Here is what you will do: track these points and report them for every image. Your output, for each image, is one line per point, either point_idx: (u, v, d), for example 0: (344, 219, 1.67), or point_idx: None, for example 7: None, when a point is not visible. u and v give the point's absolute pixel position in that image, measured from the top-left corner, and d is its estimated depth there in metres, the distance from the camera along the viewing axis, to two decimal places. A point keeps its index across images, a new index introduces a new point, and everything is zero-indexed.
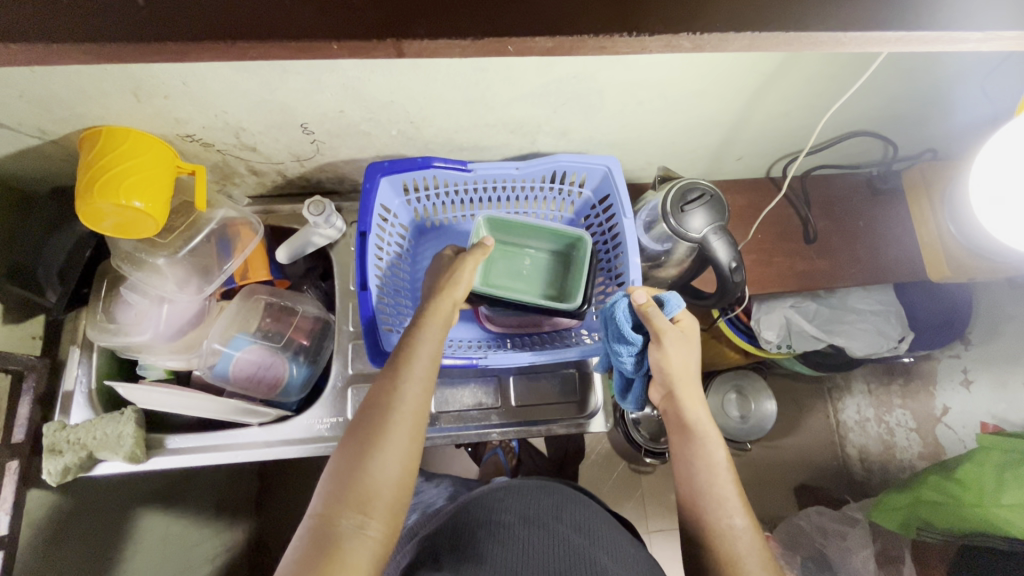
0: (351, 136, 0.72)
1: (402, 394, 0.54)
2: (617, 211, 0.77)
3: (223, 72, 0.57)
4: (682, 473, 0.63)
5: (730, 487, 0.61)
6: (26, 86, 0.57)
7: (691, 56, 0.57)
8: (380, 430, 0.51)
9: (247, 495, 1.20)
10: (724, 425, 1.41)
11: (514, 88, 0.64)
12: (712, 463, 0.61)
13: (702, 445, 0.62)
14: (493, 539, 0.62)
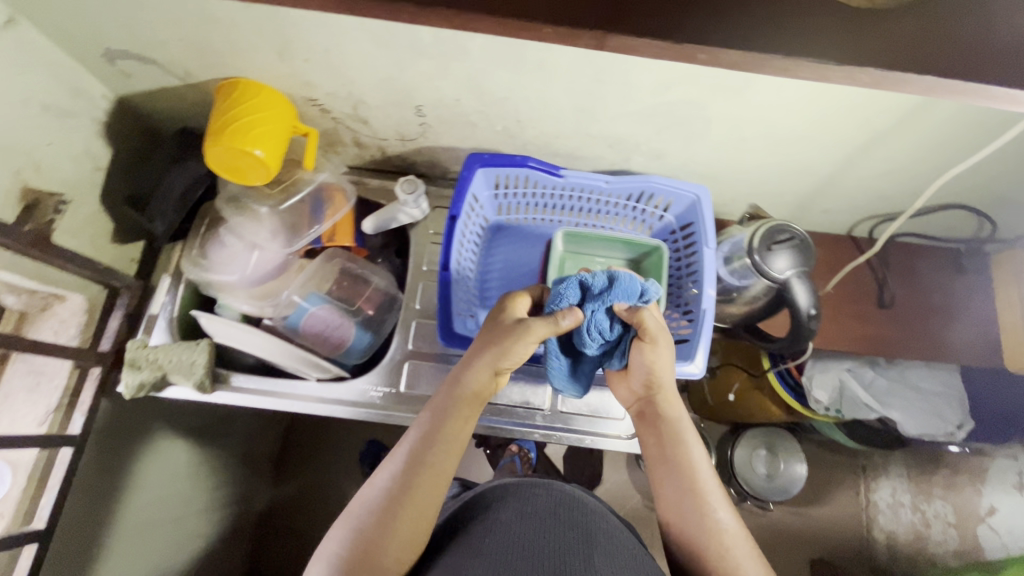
0: (458, 125, 0.76)
1: (430, 466, 0.59)
2: (698, 241, 0.78)
3: (365, 45, 0.61)
4: (664, 477, 0.67)
5: (714, 488, 0.65)
6: (189, 30, 0.63)
7: (823, 85, 0.57)
8: (403, 501, 0.57)
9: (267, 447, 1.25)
10: (748, 479, 1.38)
11: (626, 103, 0.66)
12: (692, 464, 0.65)
13: (685, 446, 0.67)
14: (482, 538, 0.60)
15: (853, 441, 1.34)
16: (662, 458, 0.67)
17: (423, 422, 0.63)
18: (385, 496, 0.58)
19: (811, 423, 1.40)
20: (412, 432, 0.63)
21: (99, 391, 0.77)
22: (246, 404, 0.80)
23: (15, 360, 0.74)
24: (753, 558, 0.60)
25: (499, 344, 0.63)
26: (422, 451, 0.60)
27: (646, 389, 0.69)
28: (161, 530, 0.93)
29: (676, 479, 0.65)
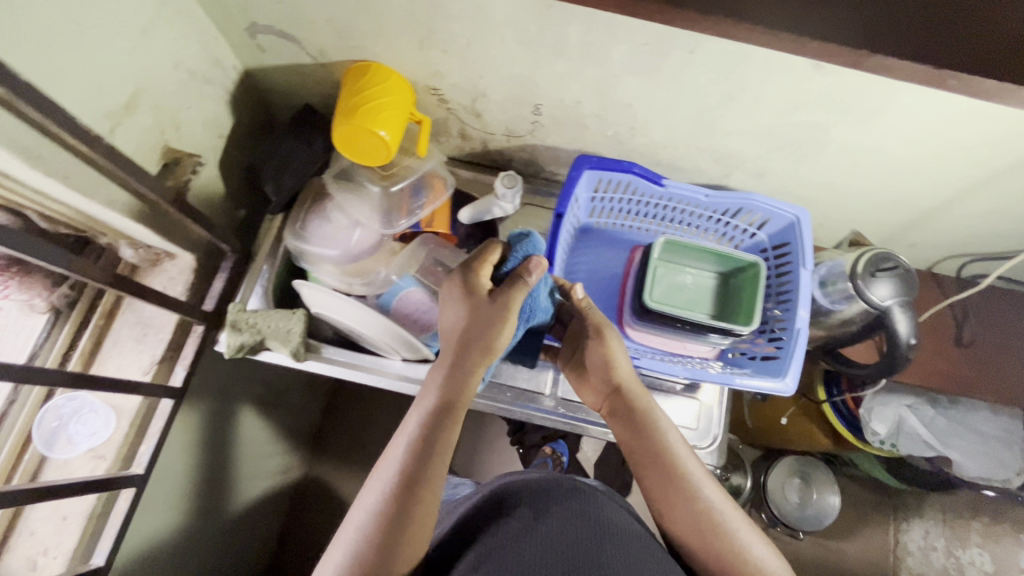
0: (569, 126, 0.78)
1: (424, 479, 0.58)
2: (794, 262, 0.79)
3: (508, 41, 0.64)
4: (648, 470, 0.69)
5: (698, 470, 0.67)
6: (339, 13, 0.65)
7: (988, 104, 0.56)
8: (398, 521, 0.55)
9: (298, 418, 1.29)
10: (779, 505, 1.37)
11: (747, 120, 0.68)
12: (671, 449, 0.68)
13: (659, 431, 0.70)
14: (497, 534, 0.57)
15: (893, 478, 1.34)
16: (640, 447, 0.70)
17: (408, 433, 0.61)
18: (380, 516, 0.55)
19: (851, 456, 1.40)
20: (398, 445, 0.61)
21: (199, 348, 0.80)
22: (335, 374, 0.83)
23: (126, 310, 0.78)
24: (754, 533, 0.63)
25: (484, 329, 0.65)
26: (412, 463, 0.58)
27: (611, 385, 0.75)
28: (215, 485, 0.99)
29: (664, 464, 0.68)
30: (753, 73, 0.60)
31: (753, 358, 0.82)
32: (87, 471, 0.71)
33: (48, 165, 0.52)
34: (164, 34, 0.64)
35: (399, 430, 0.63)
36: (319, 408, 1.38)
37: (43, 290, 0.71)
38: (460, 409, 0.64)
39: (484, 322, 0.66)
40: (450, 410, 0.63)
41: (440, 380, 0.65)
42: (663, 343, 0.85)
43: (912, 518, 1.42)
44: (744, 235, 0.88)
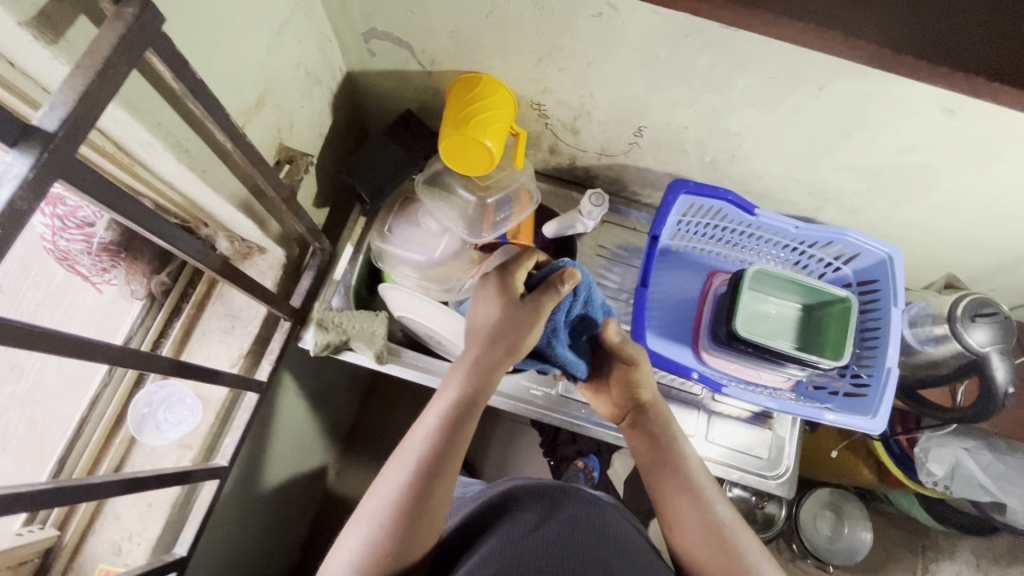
0: (668, 149, 0.79)
1: (445, 473, 0.58)
2: (884, 300, 0.78)
3: (631, 64, 0.64)
4: (660, 484, 0.68)
5: (709, 485, 0.66)
6: (465, 25, 0.66)
7: None
8: (419, 511, 0.55)
9: (338, 414, 1.30)
10: (813, 539, 1.35)
11: (857, 158, 0.69)
12: (685, 463, 0.68)
13: (676, 448, 0.70)
14: (508, 531, 0.56)
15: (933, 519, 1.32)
16: (654, 462, 0.69)
17: (429, 424, 0.60)
18: (399, 504, 0.55)
19: (887, 493, 1.39)
20: (417, 435, 0.60)
21: (285, 343, 0.79)
22: (411, 378, 0.83)
23: (216, 300, 0.78)
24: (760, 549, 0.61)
25: (516, 332, 0.64)
26: (432, 455, 0.58)
27: (631, 399, 0.74)
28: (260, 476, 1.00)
29: (675, 477, 0.67)
30: (879, 113, 0.61)
31: (833, 394, 0.81)
32: (173, 460, 0.72)
33: (192, 158, 0.53)
34: (293, 33, 0.65)
35: (420, 419, 0.62)
36: (356, 404, 1.38)
37: (143, 277, 0.72)
38: (480, 403, 0.64)
39: (519, 323, 0.65)
40: (472, 405, 0.63)
41: (463, 374, 0.64)
42: (741, 371, 0.85)
43: (942, 561, 1.41)
44: (826, 267, 0.87)
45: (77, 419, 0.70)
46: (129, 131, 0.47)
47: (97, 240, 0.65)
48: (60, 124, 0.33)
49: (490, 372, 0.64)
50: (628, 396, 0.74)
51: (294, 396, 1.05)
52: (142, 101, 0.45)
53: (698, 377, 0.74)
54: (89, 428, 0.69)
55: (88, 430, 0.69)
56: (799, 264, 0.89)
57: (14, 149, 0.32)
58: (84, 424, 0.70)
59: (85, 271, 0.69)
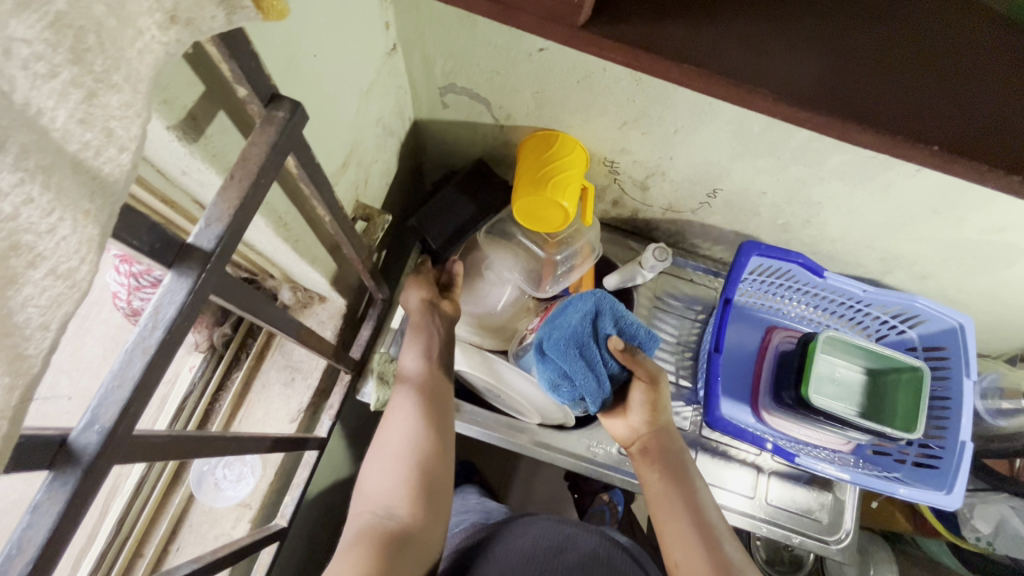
0: (740, 211, 0.78)
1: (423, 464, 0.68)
2: (954, 368, 0.78)
3: (722, 135, 0.63)
4: (666, 512, 0.69)
5: (722, 525, 0.68)
6: (552, 88, 0.65)
7: None
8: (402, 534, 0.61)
9: None
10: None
11: (941, 232, 0.68)
12: (698, 500, 0.69)
13: (691, 485, 0.71)
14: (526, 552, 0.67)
15: (962, 568, 1.30)
16: (659, 487, 0.71)
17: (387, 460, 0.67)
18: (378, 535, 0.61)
19: (916, 538, 1.37)
20: (377, 473, 0.67)
21: (345, 398, 0.77)
22: (474, 436, 0.82)
23: (275, 351, 0.76)
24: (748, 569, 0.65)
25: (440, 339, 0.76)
26: (399, 482, 0.65)
27: (649, 428, 0.74)
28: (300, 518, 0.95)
29: (685, 509, 0.69)
30: (975, 195, 0.60)
31: (901, 462, 0.80)
32: (232, 522, 0.69)
33: (289, 231, 0.52)
34: (377, 92, 0.64)
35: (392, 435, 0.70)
36: None
37: (208, 328, 0.72)
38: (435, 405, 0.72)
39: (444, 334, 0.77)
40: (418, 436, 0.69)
41: (408, 400, 0.72)
42: (802, 433, 0.84)
43: None
44: (889, 328, 0.86)
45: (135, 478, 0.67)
46: None
47: None
48: (217, 242, 0.31)
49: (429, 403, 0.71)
50: (645, 420, 0.74)
51: (334, 438, 1.02)
52: None
53: (772, 445, 0.73)
54: (148, 487, 0.67)
55: (146, 490, 0.67)
56: (860, 323, 0.88)
57: (171, 270, 0.30)
58: (142, 482, 0.67)
59: None
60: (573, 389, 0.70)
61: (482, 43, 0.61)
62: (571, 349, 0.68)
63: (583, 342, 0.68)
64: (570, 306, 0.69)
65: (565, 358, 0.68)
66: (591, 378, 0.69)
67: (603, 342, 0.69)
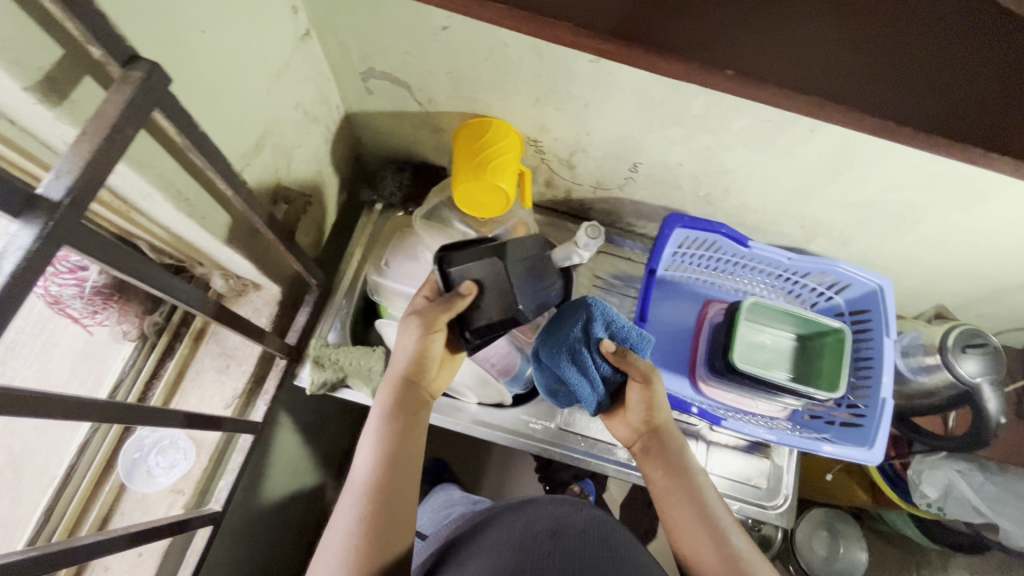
0: (663, 184, 0.80)
1: (408, 437, 0.64)
2: (876, 330, 0.80)
3: (628, 107, 0.66)
4: (671, 508, 0.66)
5: (729, 518, 0.64)
6: (463, 67, 0.67)
7: None
8: (384, 525, 0.57)
9: (338, 450, 1.26)
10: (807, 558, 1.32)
11: (848, 194, 0.70)
12: (704, 493, 0.65)
13: (695, 480, 0.67)
14: (517, 537, 0.62)
15: (924, 538, 1.29)
16: (665, 487, 0.67)
17: (369, 448, 0.63)
18: (358, 527, 0.56)
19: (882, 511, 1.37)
20: (362, 453, 0.62)
21: (280, 382, 0.78)
22: None
23: (209, 339, 0.77)
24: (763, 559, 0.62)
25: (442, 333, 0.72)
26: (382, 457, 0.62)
27: (647, 425, 0.71)
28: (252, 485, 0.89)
29: (691, 505, 0.64)
30: (869, 154, 0.62)
31: (830, 424, 0.82)
32: (165, 507, 0.70)
33: (191, 206, 0.53)
34: (292, 76, 0.65)
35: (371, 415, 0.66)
36: (350, 439, 1.31)
37: (136, 317, 0.71)
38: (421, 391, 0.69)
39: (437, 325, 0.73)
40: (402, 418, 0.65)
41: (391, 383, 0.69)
42: (736, 402, 0.85)
43: None
44: (818, 296, 0.88)
45: (66, 466, 0.68)
46: (130, 183, 0.47)
47: (90, 284, 0.63)
48: (66, 194, 0.33)
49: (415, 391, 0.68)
50: (643, 418, 0.71)
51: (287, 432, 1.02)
52: (145, 157, 0.45)
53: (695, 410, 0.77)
54: (78, 474, 0.67)
55: (76, 478, 0.67)
56: (792, 293, 0.90)
57: (15, 220, 0.31)
58: (73, 470, 0.68)
59: (74, 313, 0.67)
60: (568, 392, 0.73)
61: (388, 25, 0.63)
62: (561, 355, 0.69)
63: (573, 347, 0.69)
64: (566, 314, 0.72)
65: (556, 362, 0.70)
66: (583, 384, 0.70)
67: (591, 347, 0.69)
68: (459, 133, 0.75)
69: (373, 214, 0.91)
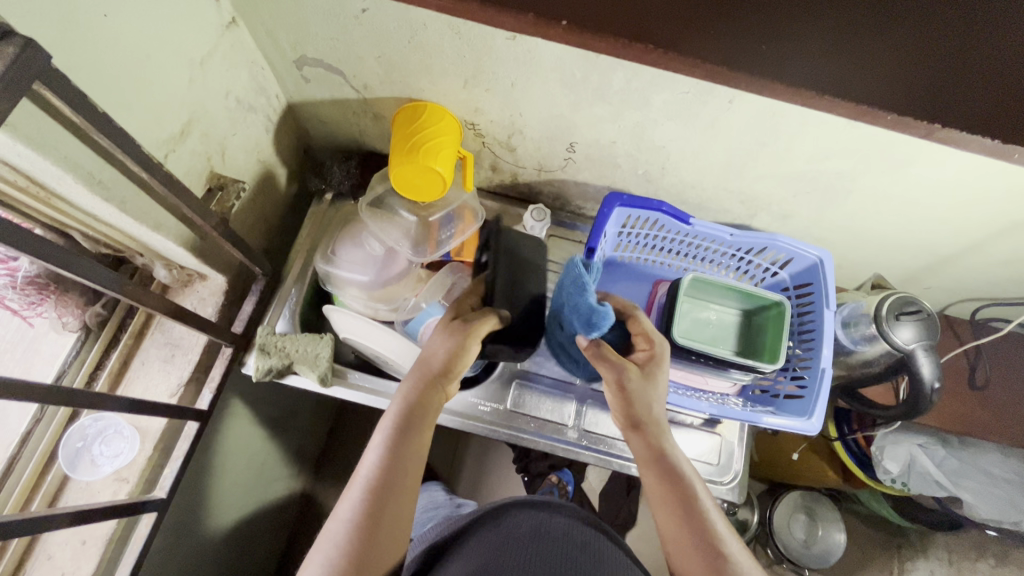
0: (602, 163, 0.81)
1: (421, 433, 0.62)
2: (818, 303, 0.81)
3: (553, 84, 0.66)
4: (661, 511, 0.60)
5: (723, 524, 0.59)
6: (389, 50, 0.67)
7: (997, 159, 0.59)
8: (382, 526, 0.56)
9: (312, 450, 1.26)
10: (785, 542, 1.25)
11: (778, 165, 0.71)
12: (695, 494, 0.60)
13: (682, 476, 0.61)
14: (501, 538, 0.62)
15: (898, 517, 1.24)
16: (653, 485, 0.62)
17: (379, 448, 0.60)
18: (354, 527, 0.55)
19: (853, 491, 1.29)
20: (374, 447, 0.61)
21: (227, 370, 0.79)
22: (360, 401, 0.82)
23: (154, 329, 0.77)
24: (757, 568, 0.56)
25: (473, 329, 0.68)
26: (393, 453, 0.60)
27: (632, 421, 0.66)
28: (204, 481, 0.85)
29: (680, 507, 0.59)
30: (790, 123, 0.62)
31: (775, 397, 0.83)
32: (110, 495, 0.70)
33: (107, 189, 0.54)
34: (219, 64, 0.66)
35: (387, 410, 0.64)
36: (324, 439, 1.30)
37: (76, 309, 0.72)
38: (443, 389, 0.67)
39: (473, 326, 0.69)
40: (418, 419, 0.63)
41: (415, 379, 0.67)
42: (684, 379, 0.84)
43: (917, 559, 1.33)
44: (765, 272, 0.89)
45: (6, 458, 0.68)
46: (37, 165, 0.47)
47: (21, 274, 0.65)
48: None
49: (432, 392, 0.65)
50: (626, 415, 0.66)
51: None
52: (45, 136, 0.45)
53: None
54: (20, 465, 0.68)
55: (18, 469, 0.68)
56: (740, 270, 0.90)
57: None
58: (15, 461, 0.68)
59: (14, 305, 0.70)
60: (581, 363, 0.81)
61: (310, 11, 0.63)
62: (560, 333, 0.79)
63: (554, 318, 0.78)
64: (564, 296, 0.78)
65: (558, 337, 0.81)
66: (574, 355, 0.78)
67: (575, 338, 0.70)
68: (397, 114, 0.75)
69: (323, 203, 0.92)
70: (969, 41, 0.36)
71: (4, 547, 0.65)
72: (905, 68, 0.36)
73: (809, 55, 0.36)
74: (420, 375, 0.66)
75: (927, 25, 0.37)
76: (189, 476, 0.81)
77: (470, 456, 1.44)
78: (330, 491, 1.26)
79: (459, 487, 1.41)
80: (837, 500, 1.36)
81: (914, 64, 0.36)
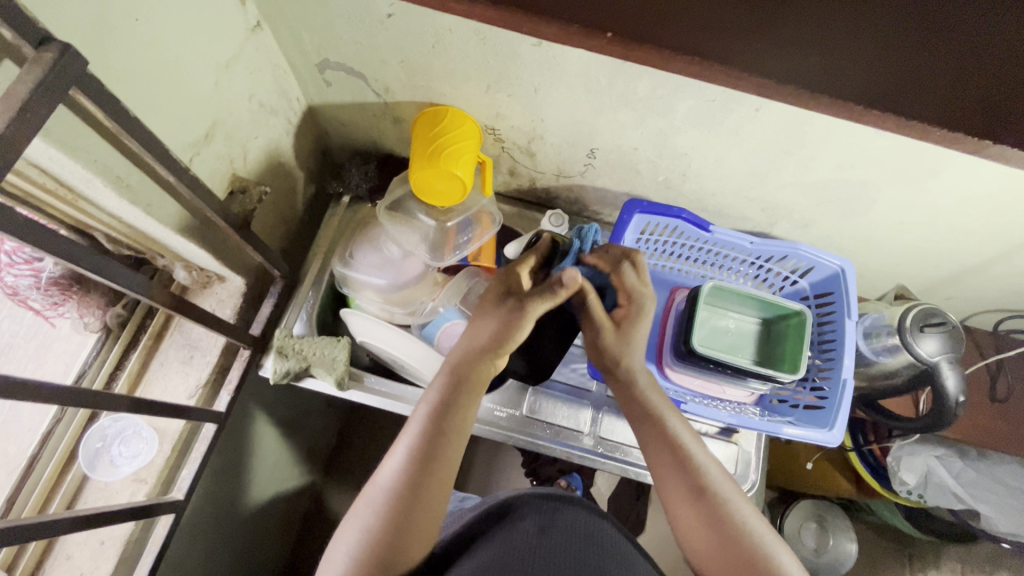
0: (622, 169, 0.80)
1: (461, 406, 0.61)
2: (838, 312, 0.80)
3: (576, 91, 0.66)
4: (661, 472, 0.63)
5: (723, 482, 0.61)
6: (413, 56, 0.67)
7: (1020, 173, 0.59)
8: (421, 496, 0.55)
9: (323, 450, 1.25)
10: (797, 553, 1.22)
11: (801, 175, 0.71)
12: (685, 446, 0.62)
13: (664, 424, 0.64)
14: (501, 538, 0.60)
15: (913, 529, 1.21)
16: (646, 434, 0.65)
17: (398, 456, 0.57)
18: (394, 495, 0.54)
19: (867, 501, 1.27)
20: (415, 418, 0.60)
21: (244, 372, 0.78)
22: (376, 405, 0.81)
23: (173, 331, 0.78)
24: (758, 515, 0.59)
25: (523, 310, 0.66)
26: (433, 424, 0.59)
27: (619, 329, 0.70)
28: (219, 480, 0.85)
29: (674, 461, 0.62)
30: (817, 132, 0.61)
31: (795, 407, 0.82)
32: (127, 495, 0.71)
33: (134, 193, 0.54)
34: (243, 68, 0.66)
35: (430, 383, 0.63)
36: (335, 439, 1.29)
37: (98, 309, 0.73)
38: (489, 364, 0.65)
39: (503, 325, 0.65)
40: (461, 392, 0.62)
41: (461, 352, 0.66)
42: (702, 388, 0.83)
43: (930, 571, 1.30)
44: (784, 281, 0.88)
45: (26, 458, 0.68)
46: (66, 168, 0.47)
47: (46, 274, 0.65)
48: None
49: (479, 366, 0.64)
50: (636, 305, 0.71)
51: None
52: (75, 140, 0.45)
53: None
54: (40, 465, 0.68)
55: (38, 468, 0.68)
56: (759, 278, 0.90)
57: None
58: (34, 461, 0.68)
59: (37, 306, 0.70)
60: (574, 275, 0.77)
61: (336, 15, 0.63)
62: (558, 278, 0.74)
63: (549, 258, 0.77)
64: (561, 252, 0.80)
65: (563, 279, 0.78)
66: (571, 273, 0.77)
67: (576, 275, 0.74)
68: (418, 118, 0.75)
69: (340, 206, 0.92)
70: (995, 64, 0.37)
71: (23, 548, 0.65)
72: (934, 91, 0.37)
73: (847, 72, 0.37)
74: (468, 352, 0.64)
75: (957, 50, 0.37)
76: (209, 476, 0.82)
77: (479, 458, 1.43)
78: (338, 493, 1.25)
79: (468, 490, 1.40)
80: (850, 510, 1.34)
81: (947, 85, 0.37)
